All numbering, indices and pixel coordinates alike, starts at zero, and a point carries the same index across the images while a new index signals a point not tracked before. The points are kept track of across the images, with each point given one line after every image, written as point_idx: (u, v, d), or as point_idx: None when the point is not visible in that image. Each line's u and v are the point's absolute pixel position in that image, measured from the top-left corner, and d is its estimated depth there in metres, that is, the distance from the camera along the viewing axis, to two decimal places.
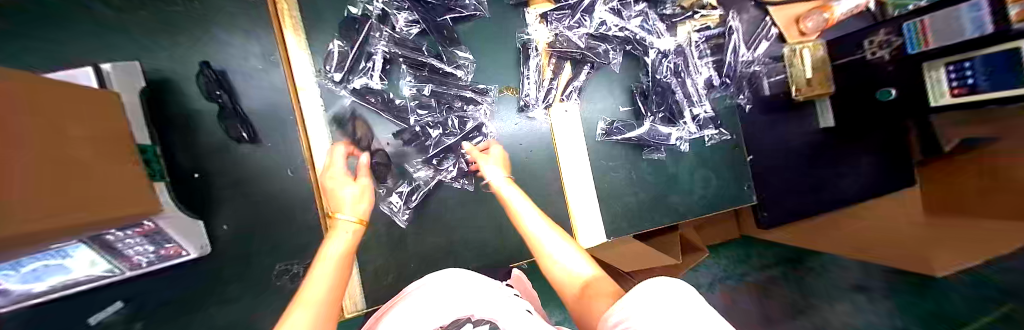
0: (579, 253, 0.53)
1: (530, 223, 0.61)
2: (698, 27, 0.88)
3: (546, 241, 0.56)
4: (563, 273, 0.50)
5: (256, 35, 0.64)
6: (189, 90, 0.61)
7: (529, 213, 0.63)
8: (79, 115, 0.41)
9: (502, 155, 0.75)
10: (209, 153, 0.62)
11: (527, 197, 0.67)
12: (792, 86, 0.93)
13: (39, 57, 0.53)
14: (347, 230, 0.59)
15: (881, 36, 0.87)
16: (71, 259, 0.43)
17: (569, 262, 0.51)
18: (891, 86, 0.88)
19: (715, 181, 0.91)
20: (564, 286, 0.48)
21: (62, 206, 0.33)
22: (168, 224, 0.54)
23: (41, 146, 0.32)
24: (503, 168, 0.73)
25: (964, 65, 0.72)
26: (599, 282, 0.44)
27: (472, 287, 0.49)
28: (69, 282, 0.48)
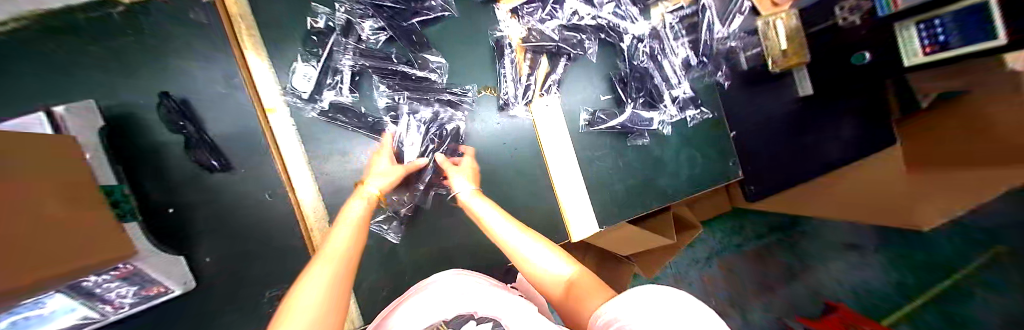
0: (554, 252, 0.52)
1: (501, 232, 0.59)
2: (671, 7, 0.87)
3: (521, 247, 0.54)
4: (543, 274, 0.49)
5: (215, 59, 0.62)
6: (151, 123, 0.59)
7: (499, 223, 0.61)
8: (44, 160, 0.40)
9: (473, 167, 0.74)
10: (180, 187, 0.60)
11: (494, 206, 0.66)
12: (768, 59, 0.93)
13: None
14: (354, 211, 0.55)
15: (851, 2, 0.85)
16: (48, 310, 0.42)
17: (547, 263, 0.50)
18: (864, 49, 0.86)
19: (700, 160, 0.92)
20: (549, 286, 0.48)
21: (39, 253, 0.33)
22: (147, 264, 0.53)
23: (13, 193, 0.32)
24: (472, 181, 0.70)
25: (934, 23, 0.70)
26: (584, 280, 0.44)
27: (470, 288, 0.48)
28: None
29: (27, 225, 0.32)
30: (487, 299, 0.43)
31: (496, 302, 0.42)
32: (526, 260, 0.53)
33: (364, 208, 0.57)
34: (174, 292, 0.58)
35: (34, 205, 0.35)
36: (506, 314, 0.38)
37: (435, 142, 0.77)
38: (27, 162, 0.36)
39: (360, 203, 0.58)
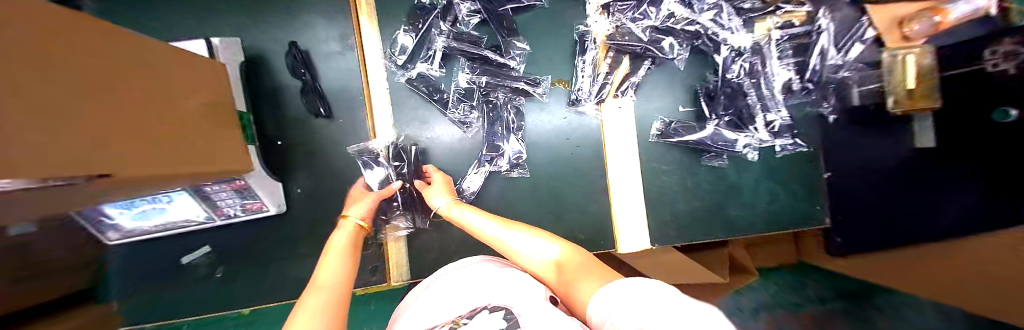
0: (542, 237, 0.51)
1: (483, 230, 0.56)
2: (780, 24, 0.79)
3: (507, 240, 0.52)
4: (531, 262, 0.47)
5: (336, 19, 0.70)
6: (278, 66, 0.69)
7: (480, 222, 0.58)
8: (176, 76, 0.46)
9: (445, 180, 0.70)
10: (291, 124, 0.70)
11: (473, 210, 0.62)
12: (887, 96, 0.76)
13: (181, 32, 0.68)
14: (347, 230, 0.59)
15: (1007, 46, 0.66)
16: (167, 208, 0.58)
17: (530, 248, 0.49)
18: (1010, 104, 0.66)
19: (782, 195, 0.83)
20: (540, 273, 0.46)
21: (158, 161, 0.38)
22: (257, 182, 0.64)
23: (126, 104, 0.35)
24: (447, 193, 0.66)
25: None
26: (573, 261, 0.43)
27: (501, 272, 0.47)
28: (177, 223, 0.64)
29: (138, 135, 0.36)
30: (506, 286, 0.42)
31: (517, 291, 0.40)
32: (514, 252, 0.51)
33: (347, 239, 0.57)
34: (269, 212, 0.69)
35: (152, 115, 0.39)
36: (518, 303, 0.36)
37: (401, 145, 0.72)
38: (149, 74, 0.41)
39: (345, 232, 0.58)
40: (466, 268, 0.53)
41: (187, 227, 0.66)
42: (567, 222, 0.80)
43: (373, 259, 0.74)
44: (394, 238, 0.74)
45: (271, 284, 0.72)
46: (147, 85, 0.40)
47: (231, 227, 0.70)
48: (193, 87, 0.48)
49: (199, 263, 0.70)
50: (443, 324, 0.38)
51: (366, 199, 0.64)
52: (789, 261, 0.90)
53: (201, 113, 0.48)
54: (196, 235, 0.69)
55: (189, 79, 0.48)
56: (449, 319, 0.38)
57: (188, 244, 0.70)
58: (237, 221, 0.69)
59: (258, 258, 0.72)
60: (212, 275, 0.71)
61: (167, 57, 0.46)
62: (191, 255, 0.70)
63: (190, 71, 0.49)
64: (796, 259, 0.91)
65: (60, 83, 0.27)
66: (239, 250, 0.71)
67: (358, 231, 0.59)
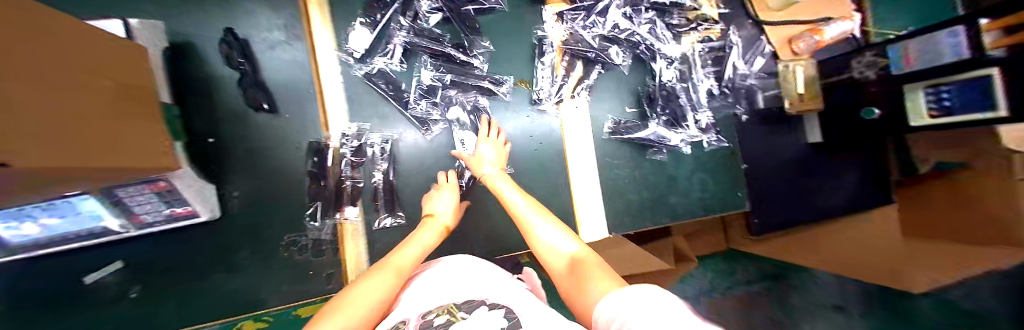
0: (566, 232, 0.52)
1: (514, 203, 0.60)
2: (701, 38, 0.94)
3: (537, 227, 0.54)
4: (548, 251, 0.50)
5: (286, 9, 0.66)
6: (211, 56, 0.62)
7: (513, 194, 0.63)
8: (95, 66, 0.40)
9: (500, 148, 0.72)
10: (227, 119, 0.63)
11: (514, 184, 0.65)
12: (786, 100, 0.93)
13: (82, 10, 0.57)
14: (433, 229, 0.60)
15: (868, 57, 0.78)
16: (60, 219, 0.50)
17: (553, 238, 0.50)
18: (874, 105, 0.77)
19: (712, 184, 0.97)
20: (552, 263, 0.48)
21: (81, 155, 0.34)
22: (184, 184, 0.56)
23: (46, 106, 0.31)
24: (494, 153, 0.70)
25: (941, 89, 0.59)
26: (588, 260, 0.42)
27: (478, 271, 0.50)
28: (86, 233, 0.55)
29: (56, 138, 0.31)
30: (491, 286, 0.43)
31: (503, 289, 0.42)
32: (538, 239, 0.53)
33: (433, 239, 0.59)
34: (200, 218, 0.60)
35: (67, 112, 0.34)
36: (515, 301, 0.38)
37: (353, 137, 0.69)
38: (76, 66, 0.37)
39: (433, 231, 0.60)
40: (434, 269, 0.53)
41: (93, 238, 0.56)
42: None
43: (328, 265, 0.67)
44: (353, 233, 0.69)
45: (201, 302, 0.62)
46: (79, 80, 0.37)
47: (154, 237, 0.60)
48: (110, 77, 0.42)
49: (106, 283, 0.59)
50: (437, 313, 0.36)
51: (448, 198, 0.67)
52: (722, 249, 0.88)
53: (118, 107, 0.42)
54: (105, 249, 0.59)
55: (107, 68, 0.42)
56: (443, 307, 0.37)
57: (96, 258, 0.59)
58: (163, 230, 0.60)
59: (188, 271, 0.62)
60: (124, 297, 0.60)
61: (86, 42, 0.40)
62: (97, 272, 0.59)
63: (110, 59, 0.43)
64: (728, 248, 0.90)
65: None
66: (164, 262, 0.61)
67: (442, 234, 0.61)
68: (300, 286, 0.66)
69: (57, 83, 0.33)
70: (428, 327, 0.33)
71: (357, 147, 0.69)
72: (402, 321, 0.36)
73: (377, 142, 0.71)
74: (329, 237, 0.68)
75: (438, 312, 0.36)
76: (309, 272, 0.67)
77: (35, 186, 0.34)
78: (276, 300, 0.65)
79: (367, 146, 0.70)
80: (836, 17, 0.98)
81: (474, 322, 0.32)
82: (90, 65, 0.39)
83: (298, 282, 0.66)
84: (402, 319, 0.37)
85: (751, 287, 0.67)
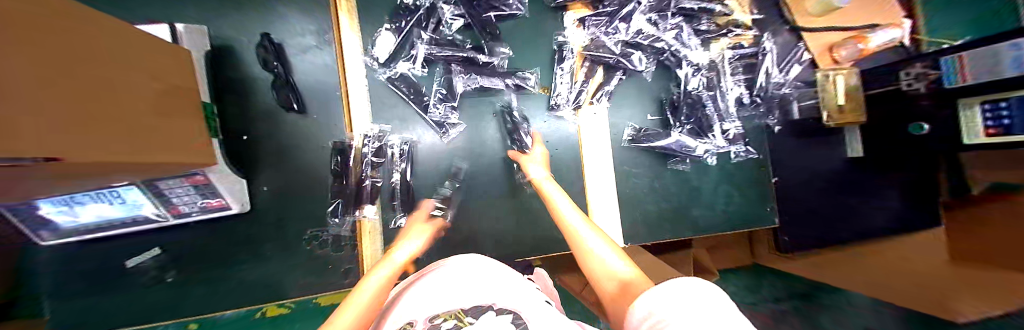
0: (618, 252, 0.49)
1: (567, 215, 0.61)
2: (731, 45, 0.89)
3: (589, 239, 0.53)
4: (601, 268, 0.46)
5: (317, 14, 0.70)
6: (247, 58, 0.66)
7: (566, 206, 0.63)
8: (133, 61, 0.42)
9: (545, 156, 0.76)
10: (260, 118, 0.67)
11: (568, 196, 0.66)
12: (824, 112, 0.88)
13: (137, 16, 0.63)
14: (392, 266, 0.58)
15: (917, 69, 0.76)
16: (110, 205, 0.55)
17: (606, 256, 0.48)
18: (922, 120, 0.78)
19: (738, 198, 0.92)
20: (600, 279, 0.45)
21: (117, 150, 0.36)
22: (218, 178, 0.60)
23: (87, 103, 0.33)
24: (544, 167, 0.73)
25: (999, 105, 0.63)
26: (639, 282, 0.39)
27: (487, 271, 0.49)
28: (131, 219, 0.60)
29: (99, 131, 0.34)
30: (501, 289, 0.41)
31: (511, 293, 0.40)
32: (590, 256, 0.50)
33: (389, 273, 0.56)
34: (231, 210, 0.64)
35: (110, 106, 0.36)
36: (524, 306, 0.35)
37: (374, 138, 0.71)
38: (106, 56, 0.38)
39: (388, 269, 0.57)
40: (445, 268, 0.53)
41: (136, 225, 0.61)
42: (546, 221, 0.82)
43: (346, 261, 0.70)
44: (370, 231, 0.71)
45: (229, 290, 0.66)
46: (108, 69, 0.38)
47: (188, 226, 0.64)
48: (148, 71, 0.45)
49: (146, 267, 0.64)
50: (446, 317, 0.34)
51: (416, 237, 0.68)
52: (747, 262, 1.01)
53: (160, 100, 0.46)
54: (147, 235, 0.63)
55: (145, 63, 0.45)
56: (451, 311, 0.35)
57: (139, 243, 0.64)
58: (197, 220, 0.64)
59: (217, 260, 0.66)
60: (161, 280, 0.65)
61: (124, 37, 0.42)
62: (139, 256, 0.64)
63: (147, 54, 0.46)
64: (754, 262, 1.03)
65: (35, 89, 0.26)
66: (196, 251, 0.65)
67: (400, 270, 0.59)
68: (318, 280, 0.68)
69: (100, 79, 0.36)
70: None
71: (378, 149, 0.71)
72: (409, 323, 0.35)
73: (397, 143, 0.73)
74: (348, 234, 0.70)
75: (445, 317, 0.34)
76: (328, 266, 0.69)
77: (78, 178, 0.36)
78: (297, 291, 0.67)
79: (387, 148, 0.72)
80: (884, 23, 0.93)
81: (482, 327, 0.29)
82: (127, 60, 0.42)
83: (316, 276, 0.68)
84: (410, 321, 0.36)
85: (779, 306, 0.75)
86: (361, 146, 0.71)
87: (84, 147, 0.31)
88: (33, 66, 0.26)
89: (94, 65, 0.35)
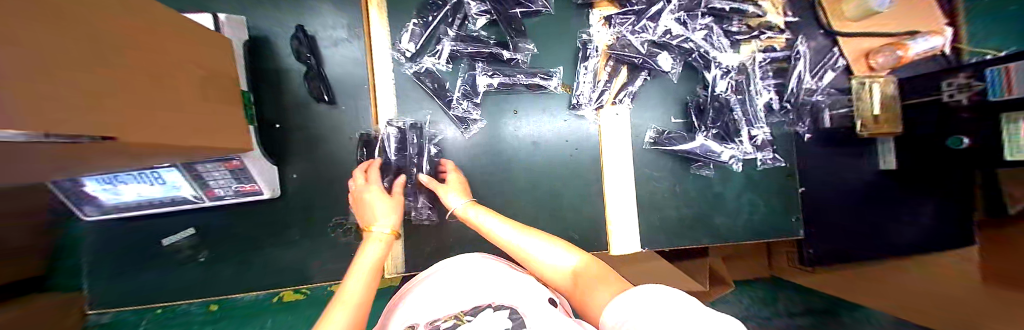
0: (557, 245, 0.54)
1: (498, 232, 0.58)
2: (762, 48, 0.87)
3: (526, 246, 0.54)
4: (552, 271, 0.50)
5: (347, 8, 0.71)
6: (282, 49, 0.68)
7: (493, 222, 0.61)
8: (187, 50, 0.45)
9: (458, 180, 0.70)
10: (292, 108, 0.69)
11: (491, 212, 0.63)
12: (857, 121, 0.84)
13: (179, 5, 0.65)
14: (379, 240, 0.55)
15: (959, 79, 0.76)
16: (152, 184, 0.57)
17: (548, 256, 0.52)
18: (960, 133, 0.75)
19: (762, 207, 0.89)
20: (554, 279, 0.50)
21: (156, 132, 0.37)
22: (252, 164, 0.61)
23: (132, 87, 0.34)
24: (462, 194, 0.67)
25: None
26: (589, 269, 0.47)
27: (487, 271, 0.51)
28: (168, 200, 0.62)
29: (142, 115, 0.35)
30: (507, 287, 0.45)
31: (513, 290, 0.44)
32: (535, 261, 0.53)
33: (380, 253, 0.53)
34: (262, 195, 0.66)
35: (151, 92, 0.37)
36: (522, 303, 0.40)
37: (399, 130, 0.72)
38: (152, 43, 0.39)
39: (376, 245, 0.54)
40: (453, 267, 0.54)
41: (172, 205, 0.64)
42: (563, 219, 0.81)
43: None
44: None
45: (257, 271, 0.68)
46: (154, 57, 0.39)
47: (220, 208, 0.67)
48: (194, 58, 0.46)
49: (180, 246, 0.67)
50: (446, 318, 0.40)
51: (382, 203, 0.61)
52: (766, 274, 1.11)
53: (206, 87, 0.48)
54: (181, 216, 0.66)
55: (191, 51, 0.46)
56: (451, 313, 0.41)
57: (175, 223, 0.67)
58: (228, 204, 0.67)
59: (246, 243, 0.68)
60: (194, 260, 0.67)
61: (180, 26, 0.45)
62: (174, 236, 0.67)
63: (193, 42, 0.47)
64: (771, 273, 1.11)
65: (69, 72, 0.26)
66: (227, 233, 0.68)
67: (390, 242, 0.56)
68: (340, 268, 0.70)
69: (146, 65, 0.37)
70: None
71: (403, 142, 0.71)
72: (411, 326, 0.41)
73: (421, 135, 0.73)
74: None
75: (446, 318, 0.40)
76: (351, 254, 0.70)
77: (117, 156, 0.37)
78: (320, 276, 0.70)
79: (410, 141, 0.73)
80: (925, 30, 0.88)
81: (480, 324, 0.37)
82: (174, 48, 0.43)
83: (339, 263, 0.70)
84: (412, 324, 0.41)
85: (795, 320, 0.88)
86: (383, 139, 0.71)
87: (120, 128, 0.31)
88: (69, 52, 0.26)
89: (143, 51, 0.37)
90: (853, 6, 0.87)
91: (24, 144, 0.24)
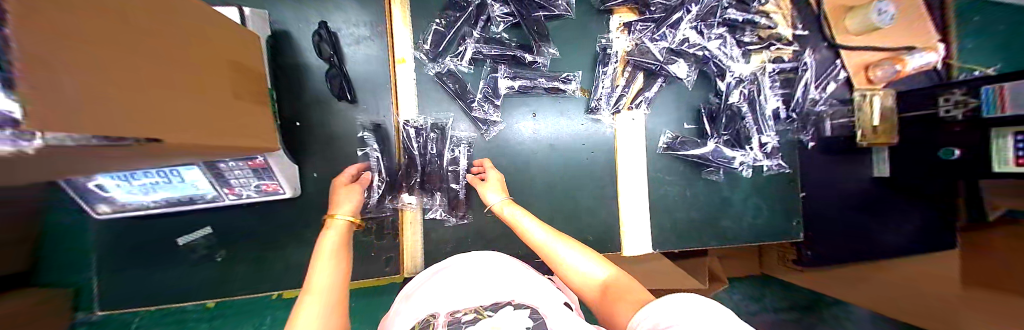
0: (588, 255, 0.56)
1: (532, 231, 0.62)
2: (771, 59, 0.90)
3: (563, 252, 0.56)
4: (580, 277, 0.53)
5: (370, 5, 0.70)
6: (304, 46, 0.67)
7: (530, 224, 0.64)
8: (219, 47, 0.44)
9: (499, 179, 0.73)
10: (313, 106, 0.68)
11: (529, 215, 0.66)
12: (858, 131, 0.89)
13: None
14: (337, 228, 0.59)
15: (956, 96, 0.79)
16: (171, 183, 0.56)
17: (581, 265, 0.54)
18: (953, 145, 0.80)
19: (766, 211, 0.93)
20: (581, 287, 0.52)
21: (196, 133, 0.36)
22: (276, 162, 0.60)
23: (167, 81, 0.32)
24: (501, 191, 0.71)
25: None
26: (619, 283, 0.48)
27: (499, 268, 0.52)
28: (185, 199, 0.60)
29: (185, 119, 0.35)
30: (532, 288, 0.46)
31: (532, 289, 0.46)
32: (566, 267, 0.55)
33: (336, 242, 0.57)
34: (284, 194, 0.65)
35: (193, 94, 0.36)
36: (543, 303, 0.42)
37: (419, 130, 0.72)
38: (189, 42, 0.37)
39: (335, 232, 0.58)
40: (468, 262, 0.55)
41: (188, 205, 0.62)
42: (578, 221, 0.83)
43: (387, 250, 0.72)
44: (411, 222, 0.73)
45: (273, 271, 0.67)
46: (190, 56, 0.37)
47: (237, 208, 0.66)
48: (224, 56, 0.44)
49: (194, 246, 0.66)
50: (465, 311, 0.42)
51: (351, 193, 0.63)
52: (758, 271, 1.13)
53: (235, 78, 0.47)
54: (197, 215, 0.65)
55: (224, 49, 0.45)
56: (470, 306, 0.43)
57: (189, 223, 0.65)
58: (246, 204, 0.65)
59: (264, 243, 0.67)
60: (208, 260, 0.66)
61: (212, 22, 0.44)
62: (188, 236, 0.65)
63: (224, 39, 0.46)
64: (762, 270, 1.13)
65: (106, 78, 0.24)
66: (244, 233, 0.66)
67: (348, 228, 0.60)
68: (360, 266, 0.71)
69: (186, 66, 0.36)
70: (457, 323, 0.40)
71: (424, 143, 0.72)
72: (433, 314, 0.43)
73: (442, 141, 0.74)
74: (392, 223, 0.73)
75: (466, 311, 0.42)
76: (371, 253, 0.72)
77: (151, 158, 0.36)
78: None
79: (431, 143, 0.72)
80: (919, 46, 0.93)
81: (499, 319, 0.39)
82: (208, 45, 0.41)
83: (360, 262, 0.71)
84: (433, 312, 0.43)
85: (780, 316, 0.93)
86: (403, 140, 0.72)
87: (162, 131, 0.30)
88: (104, 60, 0.24)
89: (179, 50, 0.35)
90: (857, 20, 0.91)
91: (77, 149, 0.24)
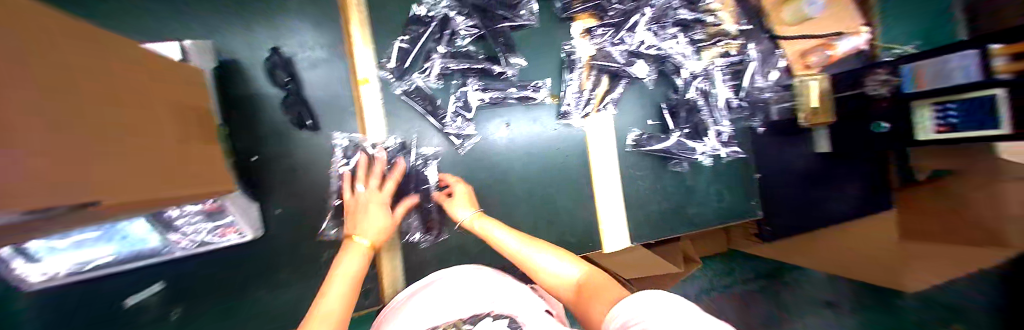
0: (563, 257, 0.57)
1: (506, 242, 0.62)
2: (722, 52, 0.96)
3: (538, 257, 0.58)
4: (556, 280, 0.54)
5: (326, 26, 0.67)
6: (256, 75, 0.63)
7: (504, 235, 0.64)
8: (161, 87, 0.41)
9: (468, 193, 0.72)
10: (269, 138, 0.64)
11: (502, 225, 0.67)
12: (798, 113, 1.01)
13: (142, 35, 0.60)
14: (356, 250, 0.56)
15: (881, 75, 0.91)
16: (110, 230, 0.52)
17: (555, 267, 0.56)
18: (880, 119, 0.95)
19: (727, 195, 1.00)
20: (558, 289, 0.53)
21: (142, 187, 0.34)
22: (230, 203, 0.58)
23: (96, 121, 0.29)
24: (470, 205, 0.71)
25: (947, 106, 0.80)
26: (593, 281, 0.49)
27: (480, 279, 0.54)
28: (127, 255, 0.55)
29: (131, 174, 0.32)
30: (511, 297, 0.47)
31: (509, 300, 0.46)
32: (542, 273, 0.56)
33: (356, 264, 0.54)
34: (245, 237, 0.61)
35: (139, 143, 0.35)
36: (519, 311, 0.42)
37: (391, 151, 0.71)
38: (129, 87, 0.35)
39: (354, 256, 0.55)
40: (447, 279, 0.56)
41: (129, 264, 0.56)
42: (557, 226, 0.85)
43: (366, 279, 0.70)
44: (389, 248, 0.71)
45: (243, 319, 0.64)
46: (130, 99, 0.35)
47: (195, 257, 0.61)
48: (167, 96, 0.42)
49: (147, 305, 0.60)
50: (444, 327, 0.42)
51: (371, 212, 0.61)
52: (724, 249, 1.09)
53: (182, 119, 0.44)
54: (148, 270, 0.59)
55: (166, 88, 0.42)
56: (449, 321, 0.43)
57: (139, 279, 0.59)
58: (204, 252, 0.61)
59: (229, 290, 0.63)
60: (165, 318, 0.61)
61: (149, 62, 0.41)
62: (139, 294, 0.60)
63: (165, 77, 0.43)
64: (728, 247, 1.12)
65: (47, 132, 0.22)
66: (204, 283, 0.62)
67: (369, 254, 0.57)
68: None
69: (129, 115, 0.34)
70: None
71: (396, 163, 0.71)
72: None
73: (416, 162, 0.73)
74: None
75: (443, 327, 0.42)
76: None
77: (91, 223, 0.33)
78: None
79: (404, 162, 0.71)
80: (846, 31, 1.04)
81: None
82: (149, 86, 0.39)
83: None
84: None
85: (748, 286, 0.94)
86: None
87: (105, 194, 0.28)
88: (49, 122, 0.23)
89: (119, 97, 0.33)
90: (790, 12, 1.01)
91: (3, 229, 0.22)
